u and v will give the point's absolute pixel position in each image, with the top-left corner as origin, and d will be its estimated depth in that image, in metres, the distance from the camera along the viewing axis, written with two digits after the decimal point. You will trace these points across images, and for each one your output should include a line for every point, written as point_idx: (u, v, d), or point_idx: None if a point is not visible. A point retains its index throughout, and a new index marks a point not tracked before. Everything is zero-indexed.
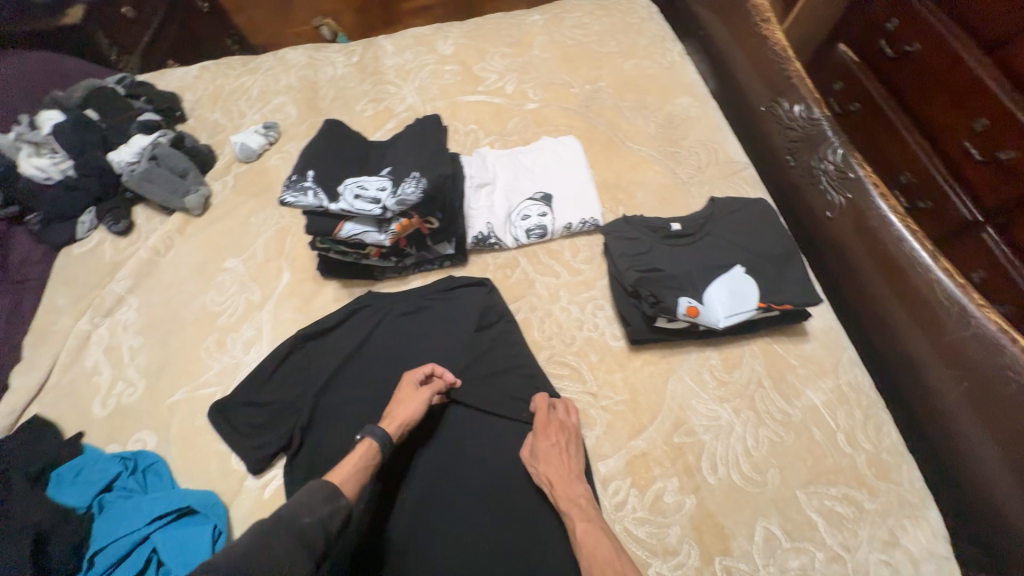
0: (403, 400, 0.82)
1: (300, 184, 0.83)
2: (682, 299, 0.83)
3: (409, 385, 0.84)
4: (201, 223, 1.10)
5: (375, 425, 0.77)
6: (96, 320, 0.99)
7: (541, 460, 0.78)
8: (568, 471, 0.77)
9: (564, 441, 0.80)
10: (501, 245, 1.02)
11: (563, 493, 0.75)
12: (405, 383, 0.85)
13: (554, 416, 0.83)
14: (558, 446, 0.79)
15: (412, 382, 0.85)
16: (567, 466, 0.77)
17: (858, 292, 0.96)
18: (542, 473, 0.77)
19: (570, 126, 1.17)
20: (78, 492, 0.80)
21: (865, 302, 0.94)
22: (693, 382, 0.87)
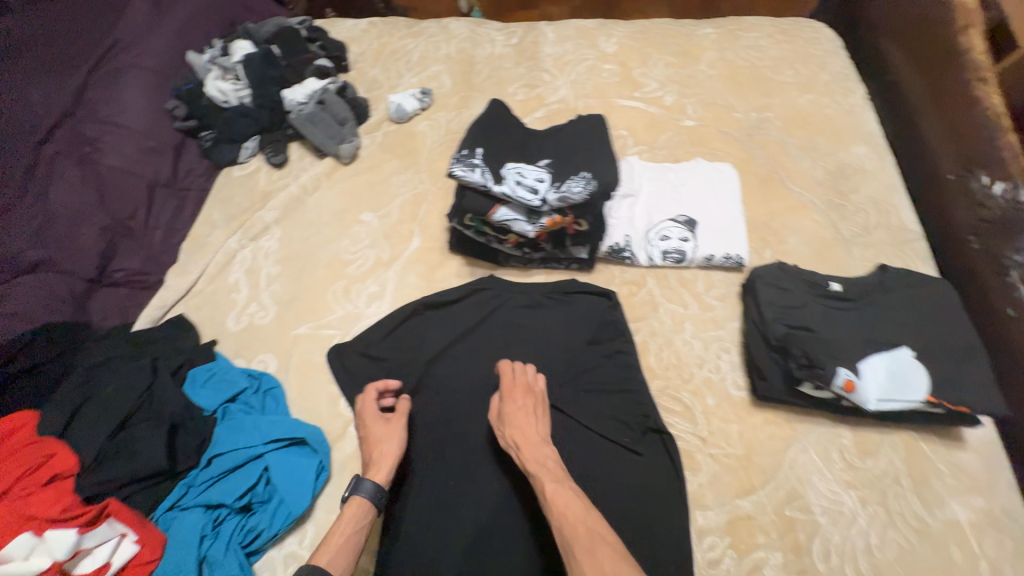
0: (375, 442, 0.80)
1: (469, 159, 0.84)
2: (840, 369, 0.75)
3: (375, 421, 0.82)
4: (347, 172, 1.15)
5: (360, 481, 0.75)
6: (244, 241, 1.07)
7: (506, 421, 0.78)
8: (530, 431, 0.77)
9: (529, 403, 0.80)
10: (632, 261, 0.99)
11: (531, 455, 0.74)
12: (370, 419, 0.82)
13: (520, 379, 0.83)
14: (519, 407, 0.80)
15: (375, 417, 0.83)
16: (531, 425, 0.78)
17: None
18: (507, 436, 0.77)
19: (726, 152, 1.10)
20: (209, 395, 0.87)
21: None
22: (819, 457, 0.80)
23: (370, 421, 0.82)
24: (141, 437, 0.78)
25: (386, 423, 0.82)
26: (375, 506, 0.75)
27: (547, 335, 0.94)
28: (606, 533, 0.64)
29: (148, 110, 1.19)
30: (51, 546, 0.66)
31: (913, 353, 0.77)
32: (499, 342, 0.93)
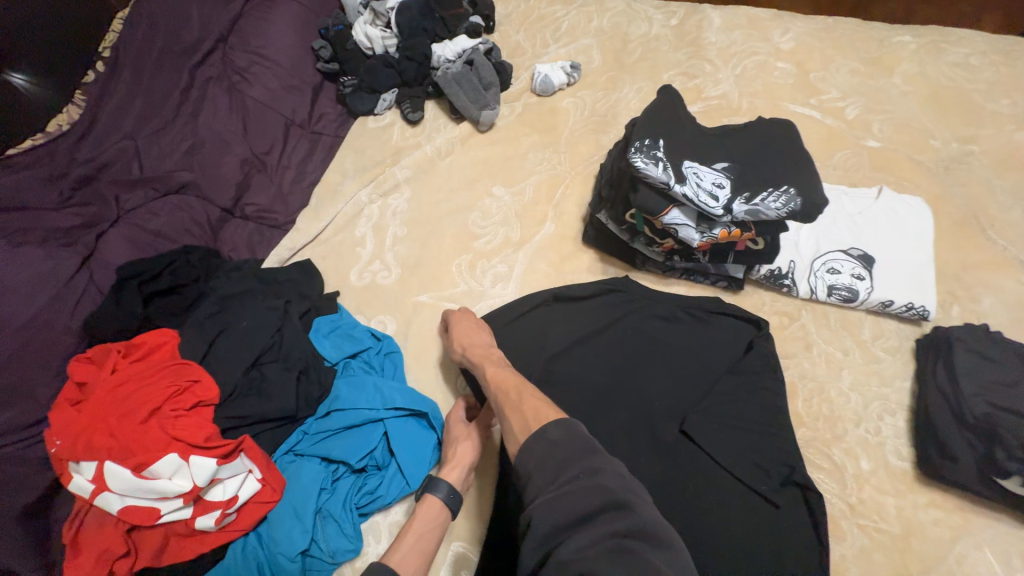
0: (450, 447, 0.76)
1: (652, 150, 0.75)
2: None
3: (458, 424, 0.78)
4: (482, 141, 1.10)
5: (436, 480, 0.72)
6: (374, 196, 1.05)
7: (455, 333, 0.82)
8: (472, 334, 0.81)
9: (471, 317, 0.85)
10: (791, 290, 0.88)
11: (476, 350, 0.78)
12: (454, 419, 0.79)
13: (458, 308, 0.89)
14: (462, 318, 0.85)
15: (460, 420, 0.79)
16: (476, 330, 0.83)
17: None
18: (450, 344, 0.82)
19: (917, 184, 0.96)
20: (333, 346, 0.87)
21: None
22: (995, 559, 0.69)
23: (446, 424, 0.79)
24: (273, 379, 0.79)
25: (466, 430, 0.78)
26: (449, 511, 0.71)
27: (683, 353, 0.86)
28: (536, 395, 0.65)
29: (294, 47, 1.15)
30: (193, 471, 0.67)
31: None
32: (628, 350, 0.86)
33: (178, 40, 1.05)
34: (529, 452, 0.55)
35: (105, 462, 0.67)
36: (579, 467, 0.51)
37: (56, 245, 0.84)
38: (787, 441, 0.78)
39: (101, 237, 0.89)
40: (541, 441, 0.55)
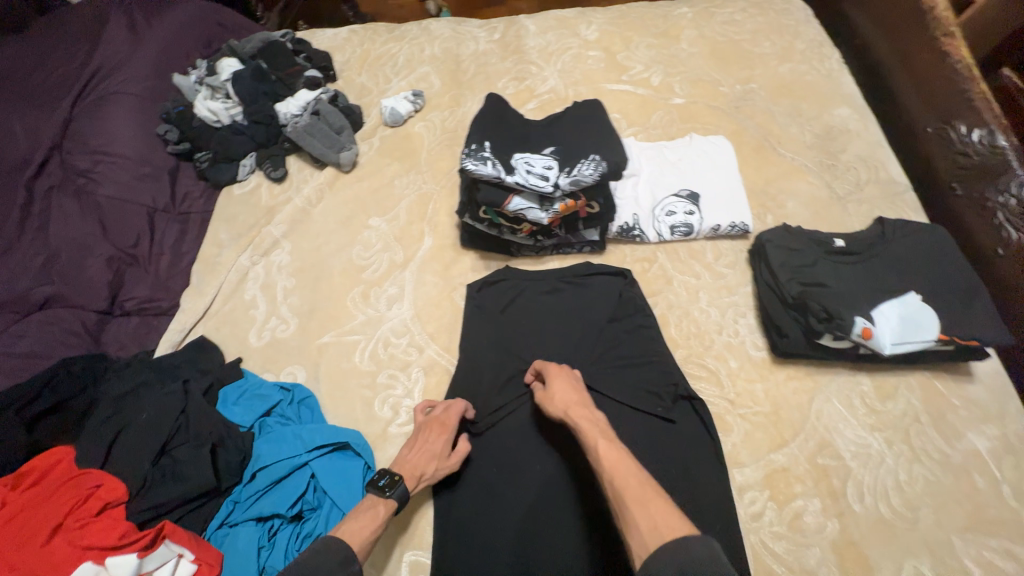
0: (425, 452, 0.80)
1: (479, 153, 0.85)
2: (856, 318, 0.79)
3: (441, 442, 0.81)
4: (349, 180, 1.16)
5: (402, 483, 0.74)
6: (255, 258, 1.07)
7: (554, 397, 0.81)
8: (572, 405, 0.79)
9: (566, 377, 0.84)
10: (642, 239, 1.02)
11: (577, 420, 0.76)
12: (440, 431, 0.81)
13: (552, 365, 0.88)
14: (565, 381, 0.83)
15: (446, 438, 0.81)
16: (580, 397, 0.81)
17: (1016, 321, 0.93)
18: (553, 408, 0.79)
19: (718, 125, 1.14)
20: (243, 411, 0.88)
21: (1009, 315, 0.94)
22: (842, 405, 0.84)
23: (434, 426, 0.82)
24: (185, 460, 0.79)
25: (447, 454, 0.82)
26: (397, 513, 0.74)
27: (569, 318, 0.96)
28: (660, 490, 0.63)
29: (139, 136, 1.15)
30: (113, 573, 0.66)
31: (921, 297, 0.81)
32: (522, 330, 0.95)
33: (11, 159, 1.05)
34: (665, 559, 0.54)
35: None
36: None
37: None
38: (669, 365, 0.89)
39: None
40: (683, 551, 0.54)
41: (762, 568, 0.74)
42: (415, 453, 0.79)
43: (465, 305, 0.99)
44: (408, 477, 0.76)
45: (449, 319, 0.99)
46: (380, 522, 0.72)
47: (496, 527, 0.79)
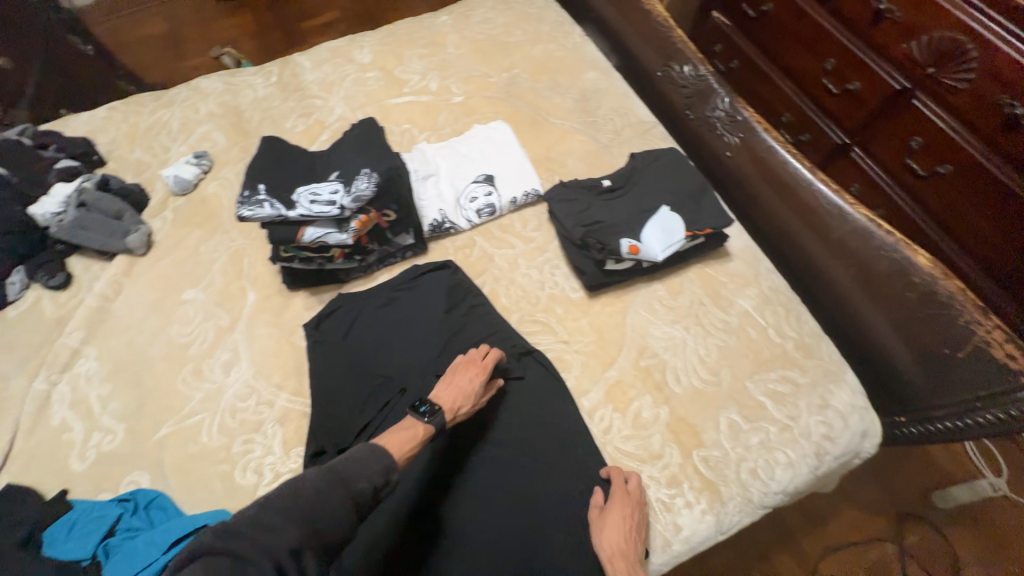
0: (463, 386, 0.85)
1: (254, 198, 0.87)
2: (624, 240, 0.95)
3: (475, 378, 0.86)
4: (148, 261, 1.08)
5: (440, 407, 0.81)
6: (54, 377, 0.96)
7: (606, 534, 0.76)
8: (618, 549, 0.75)
9: (628, 513, 0.77)
10: (456, 229, 1.10)
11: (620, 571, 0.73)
12: (476, 367, 0.88)
13: (621, 487, 0.80)
14: (624, 518, 0.77)
15: (481, 376, 0.87)
16: (630, 540, 0.76)
17: (748, 201, 1.18)
18: (601, 540, 0.76)
19: (497, 111, 1.27)
20: (78, 544, 0.78)
21: (747, 201, 1.18)
22: (647, 312, 0.99)
23: (475, 366, 0.88)
24: None
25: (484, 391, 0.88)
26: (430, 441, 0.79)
27: (409, 321, 1.00)
28: None
29: None
30: None
31: (670, 208, 0.99)
32: (368, 348, 0.98)
33: None
34: None
35: None
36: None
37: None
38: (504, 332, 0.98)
39: None
40: None
41: (621, 468, 0.86)
42: (453, 387, 0.84)
43: (308, 344, 0.98)
44: (447, 408, 0.82)
45: (294, 363, 0.97)
46: (418, 443, 0.77)
47: (388, 547, 0.78)
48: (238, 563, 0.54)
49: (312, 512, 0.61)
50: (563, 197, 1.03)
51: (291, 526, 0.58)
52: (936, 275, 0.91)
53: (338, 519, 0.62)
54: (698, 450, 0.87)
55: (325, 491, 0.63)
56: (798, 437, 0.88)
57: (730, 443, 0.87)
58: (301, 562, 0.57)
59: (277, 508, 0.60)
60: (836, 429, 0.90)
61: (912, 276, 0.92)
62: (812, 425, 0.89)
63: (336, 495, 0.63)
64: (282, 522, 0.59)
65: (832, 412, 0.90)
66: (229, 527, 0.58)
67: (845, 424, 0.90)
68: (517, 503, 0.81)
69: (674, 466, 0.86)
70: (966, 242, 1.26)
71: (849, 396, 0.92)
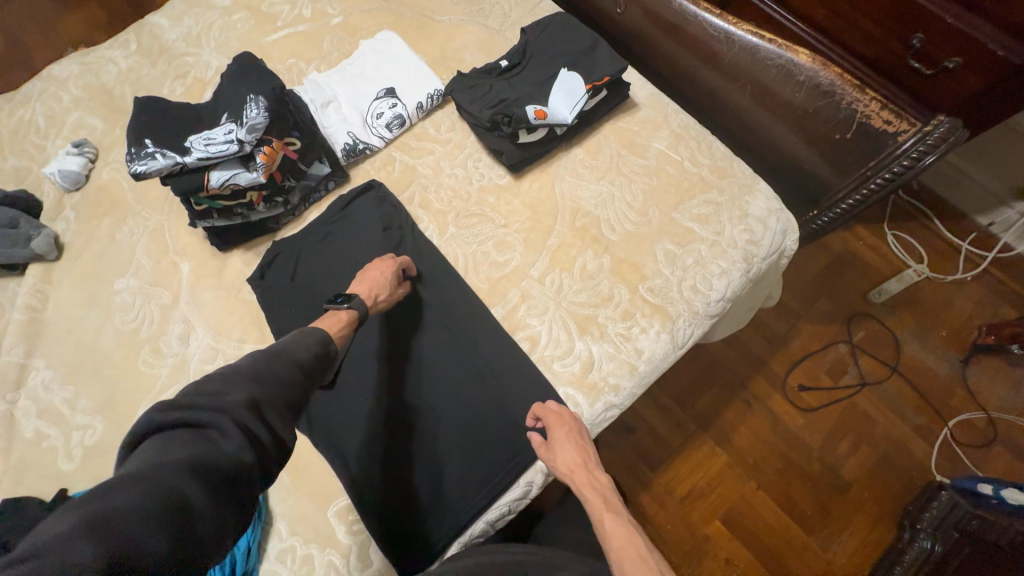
0: (377, 281, 0.90)
1: (144, 152, 0.87)
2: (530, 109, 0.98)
3: (384, 273, 0.91)
4: (65, 263, 1.04)
5: (355, 296, 0.86)
6: (12, 394, 0.95)
7: (555, 453, 0.79)
8: (572, 461, 0.78)
9: (570, 432, 0.81)
10: (371, 148, 1.08)
11: (585, 482, 0.77)
12: (381, 266, 0.92)
13: (555, 412, 0.84)
14: (567, 438, 0.80)
15: (389, 271, 0.92)
16: (582, 455, 0.79)
17: (650, 52, 1.20)
18: (558, 464, 0.78)
19: (379, 22, 1.21)
20: None
21: (650, 53, 1.20)
22: (573, 177, 1.03)
23: (381, 262, 0.93)
24: None
25: (399, 284, 0.93)
26: (355, 325, 0.84)
27: (351, 248, 1.00)
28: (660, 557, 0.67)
29: None
30: None
31: (569, 70, 1.02)
32: (318, 282, 0.98)
33: None
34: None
35: None
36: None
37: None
38: (447, 245, 1.01)
39: None
40: None
41: (579, 317, 0.93)
42: (368, 280, 0.90)
43: (257, 296, 0.98)
44: (363, 296, 0.87)
45: (250, 315, 0.98)
46: (345, 324, 0.83)
47: (390, 442, 0.86)
48: (194, 429, 0.56)
49: (259, 376, 0.63)
50: (462, 91, 1.04)
51: (237, 389, 0.60)
52: (817, 68, 0.97)
53: (287, 384, 0.65)
54: (643, 283, 0.94)
55: (265, 364, 0.65)
56: (726, 247, 0.97)
57: (669, 268, 0.95)
58: (260, 415, 0.60)
59: (221, 379, 0.61)
60: (758, 233, 0.98)
61: (798, 76, 0.98)
62: (736, 234, 0.98)
63: (278, 366, 0.66)
64: (228, 387, 0.60)
65: (752, 218, 0.99)
66: (170, 404, 0.57)
67: (766, 226, 0.99)
68: (498, 375, 0.90)
69: (624, 302, 0.93)
70: (850, 44, 1.26)
71: (766, 202, 1.00)
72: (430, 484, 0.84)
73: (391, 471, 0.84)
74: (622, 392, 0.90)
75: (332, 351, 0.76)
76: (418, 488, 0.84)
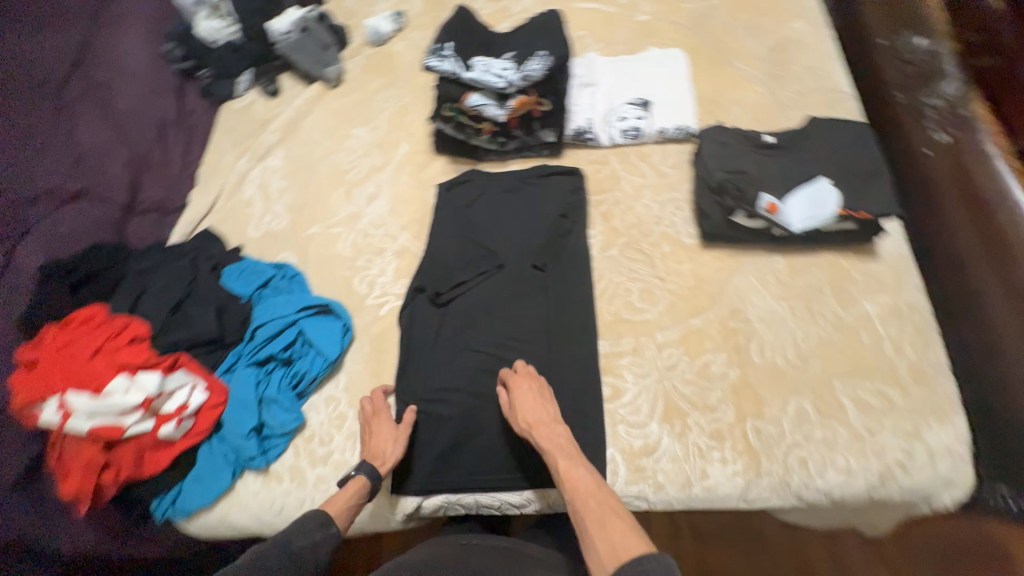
0: (382, 437, 0.87)
1: (441, 53, 1.01)
2: (764, 197, 0.93)
3: (383, 420, 0.89)
4: (335, 94, 1.28)
5: (361, 464, 0.85)
6: (253, 162, 1.22)
7: (518, 403, 0.86)
8: (530, 411, 0.85)
9: (534, 387, 0.88)
10: (596, 142, 1.11)
11: (544, 432, 0.82)
12: (382, 419, 0.89)
13: (525, 369, 0.91)
14: (529, 392, 0.87)
15: (385, 416, 0.90)
16: (544, 410, 0.85)
17: (926, 211, 1.04)
18: (517, 416, 0.85)
19: (677, 39, 1.22)
20: (244, 284, 1.03)
21: (928, 214, 1.04)
22: (756, 280, 0.96)
23: (379, 413, 0.90)
24: (196, 313, 0.97)
25: (396, 427, 0.89)
26: (369, 485, 0.84)
27: (525, 212, 1.07)
28: (616, 508, 0.71)
29: (151, 58, 1.28)
30: (142, 385, 0.86)
31: (831, 181, 0.92)
32: (484, 222, 1.07)
33: (34, 69, 1.10)
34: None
35: (66, 392, 0.83)
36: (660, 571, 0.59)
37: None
38: (601, 261, 1.02)
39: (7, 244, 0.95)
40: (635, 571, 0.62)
41: (671, 403, 0.89)
42: (374, 438, 0.88)
43: (436, 202, 1.11)
44: (374, 458, 0.85)
45: (421, 213, 1.11)
46: (355, 492, 0.83)
47: (451, 382, 0.94)
48: None
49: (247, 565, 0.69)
50: (710, 141, 1.02)
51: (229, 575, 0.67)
52: None
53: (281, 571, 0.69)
54: (753, 419, 0.86)
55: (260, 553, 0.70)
56: (866, 451, 0.83)
57: (790, 427, 0.85)
58: None
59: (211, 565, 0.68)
60: (915, 462, 0.82)
61: None
62: (890, 446, 0.83)
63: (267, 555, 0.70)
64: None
65: (920, 444, 0.82)
66: None
67: (930, 465, 0.81)
68: (566, 398, 0.91)
69: (723, 422, 0.87)
70: None
71: (948, 438, 0.82)
72: (455, 438, 0.91)
73: (437, 403, 0.93)
74: (661, 495, 0.84)
75: (336, 530, 0.78)
76: (446, 431, 0.91)
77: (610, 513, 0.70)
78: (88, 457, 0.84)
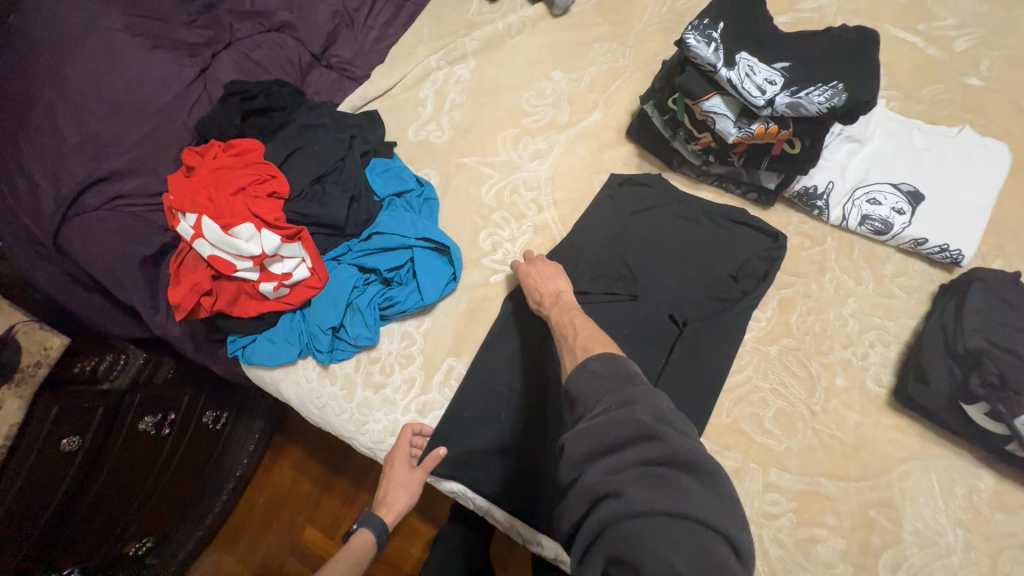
0: (396, 489, 0.83)
1: (707, 31, 0.78)
2: None
3: (401, 468, 0.83)
4: (554, 24, 1.13)
5: (369, 516, 0.84)
6: (442, 63, 1.13)
7: (524, 280, 0.84)
8: (536, 278, 0.83)
9: (542, 264, 0.86)
10: (820, 215, 0.87)
11: (547, 301, 0.80)
12: (397, 464, 0.83)
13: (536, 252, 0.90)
14: (537, 266, 0.85)
15: (404, 463, 0.83)
16: (546, 277, 0.83)
17: None
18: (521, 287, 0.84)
19: (1005, 131, 0.89)
20: (383, 184, 0.99)
21: None
22: (937, 485, 0.72)
23: (397, 459, 0.83)
24: (332, 194, 0.95)
25: (411, 470, 0.83)
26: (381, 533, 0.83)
27: (694, 249, 0.88)
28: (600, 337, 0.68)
29: None
30: (263, 242, 0.87)
31: None
32: (643, 238, 0.89)
33: None
34: None
35: (203, 216, 0.86)
36: (621, 375, 0.58)
37: (195, 26, 1.05)
38: (750, 352, 0.82)
39: (215, 56, 1.05)
40: (585, 373, 0.60)
41: None
42: (389, 488, 0.83)
43: (600, 191, 0.97)
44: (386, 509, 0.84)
45: (579, 196, 0.99)
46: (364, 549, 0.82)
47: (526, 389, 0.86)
48: None
49: None
50: (991, 290, 0.73)
51: None
52: None
53: None
54: None
55: None
56: None
57: None
58: None
59: None
60: None
61: None
62: None
63: None
64: None
65: None
66: None
67: None
68: None
69: None
70: None
71: None
72: (500, 445, 0.83)
73: (501, 402, 0.85)
74: None
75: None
76: (495, 433, 0.84)
77: (585, 338, 0.67)
78: (198, 279, 0.88)
